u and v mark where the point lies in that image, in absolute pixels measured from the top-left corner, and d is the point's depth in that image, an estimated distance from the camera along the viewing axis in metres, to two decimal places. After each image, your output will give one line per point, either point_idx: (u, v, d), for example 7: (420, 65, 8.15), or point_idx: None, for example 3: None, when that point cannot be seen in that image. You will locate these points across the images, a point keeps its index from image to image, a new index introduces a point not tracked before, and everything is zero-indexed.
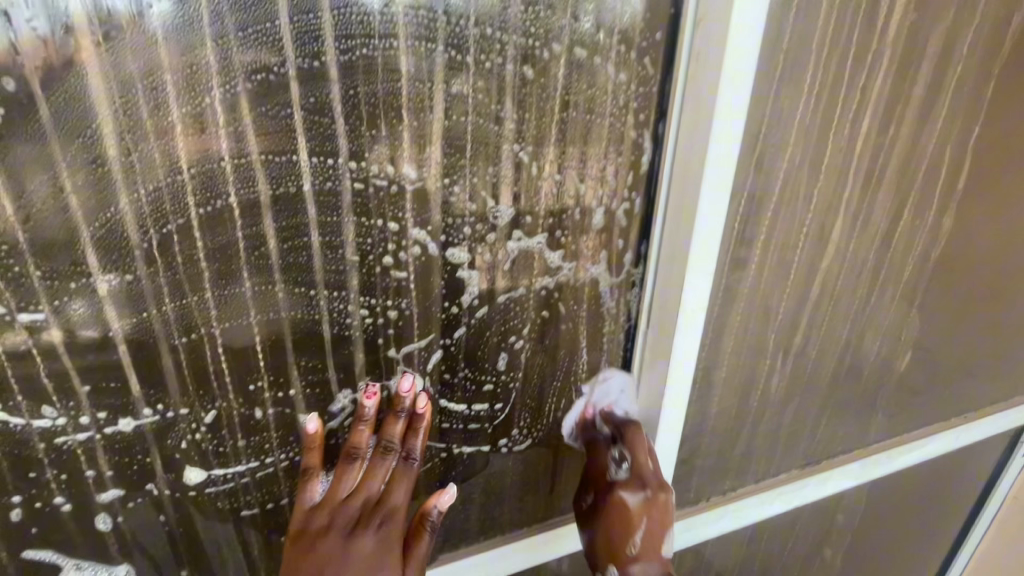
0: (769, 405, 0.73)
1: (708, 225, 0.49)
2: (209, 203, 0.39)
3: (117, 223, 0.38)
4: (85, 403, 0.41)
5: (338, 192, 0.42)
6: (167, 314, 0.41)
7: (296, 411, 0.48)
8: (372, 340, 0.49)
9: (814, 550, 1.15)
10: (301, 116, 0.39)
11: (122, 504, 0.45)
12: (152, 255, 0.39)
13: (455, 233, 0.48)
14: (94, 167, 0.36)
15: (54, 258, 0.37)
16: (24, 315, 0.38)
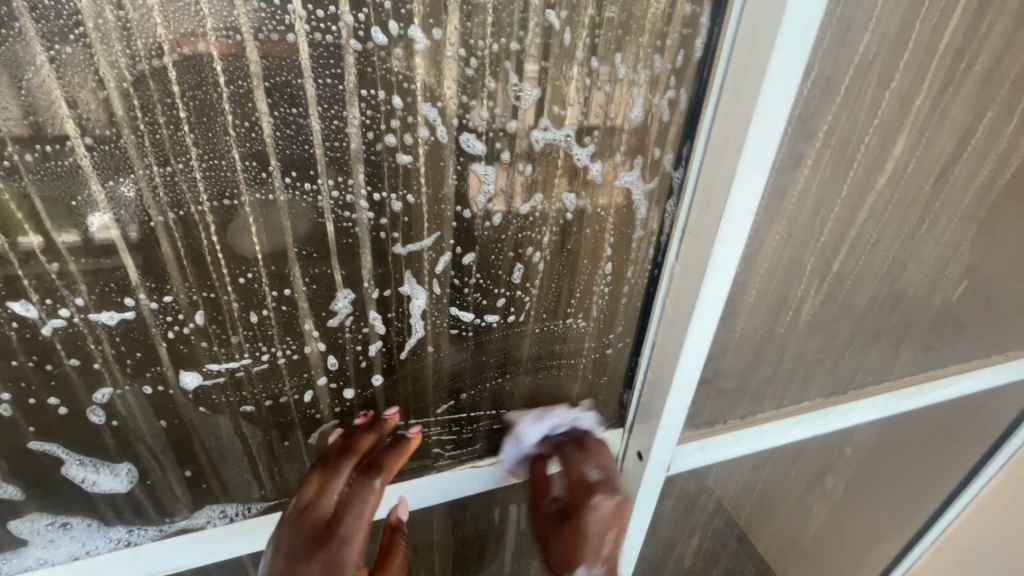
0: (798, 330, 0.69)
1: (773, 105, 0.40)
2: (188, 47, 0.32)
3: (74, 67, 0.31)
4: (60, 287, 0.36)
5: (340, 47, 0.35)
6: (138, 187, 0.35)
7: (293, 312, 0.44)
8: (371, 236, 0.43)
9: (817, 476, 1.16)
10: None
11: (113, 398, 0.42)
12: (120, 112, 0.33)
13: (466, 117, 0.40)
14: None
15: (1, 106, 0.31)
16: None
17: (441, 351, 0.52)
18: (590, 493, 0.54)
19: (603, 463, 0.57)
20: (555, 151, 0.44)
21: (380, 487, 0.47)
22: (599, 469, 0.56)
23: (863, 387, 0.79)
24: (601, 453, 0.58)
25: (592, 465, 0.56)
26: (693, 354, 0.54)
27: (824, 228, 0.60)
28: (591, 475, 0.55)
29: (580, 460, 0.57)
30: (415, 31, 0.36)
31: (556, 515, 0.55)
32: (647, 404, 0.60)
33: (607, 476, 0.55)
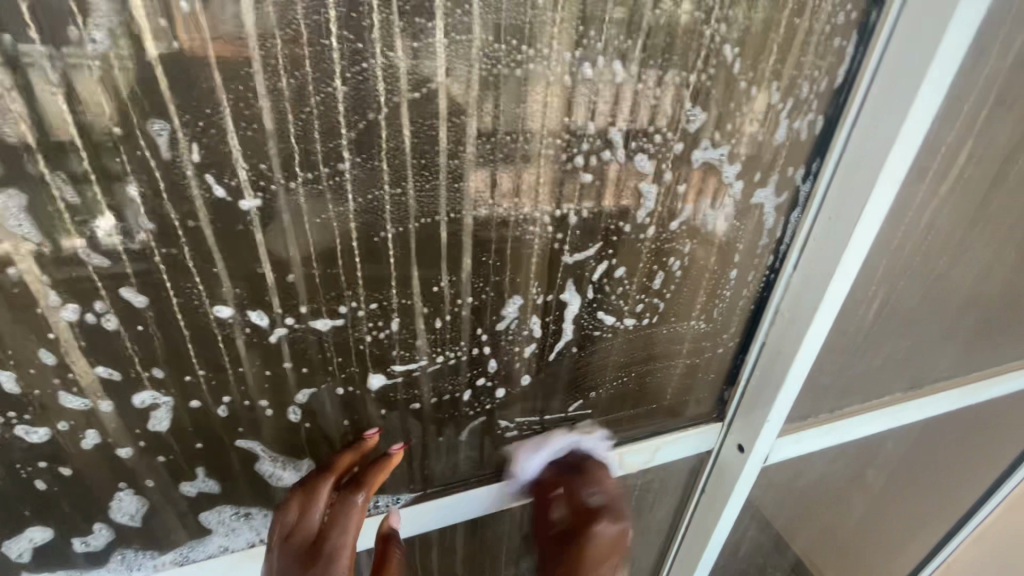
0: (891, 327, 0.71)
1: (917, 122, 0.44)
2: (423, 85, 0.35)
3: (334, 104, 0.34)
4: (287, 300, 0.40)
5: (550, 80, 0.38)
6: (371, 207, 0.38)
7: (465, 319, 0.47)
8: (546, 248, 0.46)
9: (866, 468, 1.20)
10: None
11: (312, 396, 0.45)
12: (361, 144, 0.36)
13: (642, 141, 0.43)
14: (312, 28, 0.31)
15: (275, 138, 0.34)
16: (244, 201, 0.35)
17: (582, 351, 0.55)
18: (592, 519, 0.51)
19: (607, 485, 0.54)
20: (710, 168, 0.47)
21: (364, 503, 0.45)
22: (601, 494, 0.53)
23: (942, 381, 0.81)
24: (603, 477, 0.55)
25: (597, 491, 0.53)
26: (807, 352, 0.58)
27: (941, 229, 0.60)
28: (590, 499, 0.53)
29: (582, 486, 0.54)
30: (616, 64, 0.39)
31: (561, 537, 0.52)
32: (753, 399, 0.65)
33: (611, 503, 0.52)
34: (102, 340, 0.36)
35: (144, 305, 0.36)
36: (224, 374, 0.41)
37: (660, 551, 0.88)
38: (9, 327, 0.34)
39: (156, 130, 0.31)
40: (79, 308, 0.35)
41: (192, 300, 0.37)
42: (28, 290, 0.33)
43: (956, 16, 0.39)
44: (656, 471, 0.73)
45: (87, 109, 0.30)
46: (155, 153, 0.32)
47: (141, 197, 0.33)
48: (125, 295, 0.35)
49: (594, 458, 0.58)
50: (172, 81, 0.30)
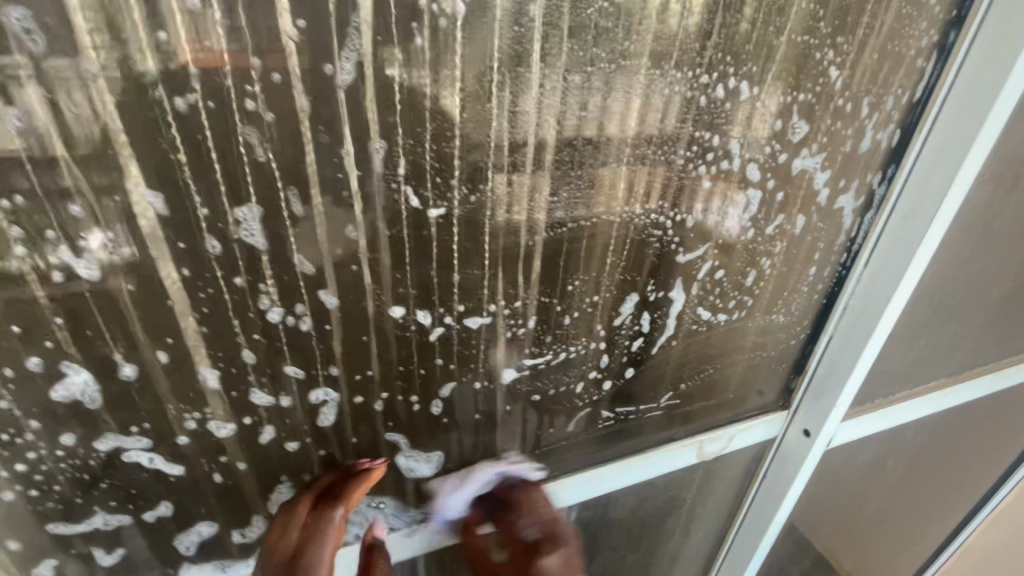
0: (956, 323, 0.75)
1: (991, 131, 0.49)
2: (591, 109, 0.41)
3: (521, 127, 0.40)
4: (453, 299, 0.45)
5: (688, 100, 0.44)
6: (535, 214, 0.44)
7: (585, 317, 0.53)
8: (661, 250, 0.52)
9: (896, 455, 1.26)
10: (676, 26, 0.40)
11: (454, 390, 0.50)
12: (535, 160, 0.42)
13: (753, 152, 0.49)
14: (507, 61, 0.37)
15: (470, 157, 0.40)
16: (435, 211, 0.40)
17: (678, 342, 0.60)
18: (533, 555, 0.51)
19: (534, 510, 0.53)
20: (806, 175, 0.52)
21: (341, 520, 0.45)
22: (535, 525, 0.52)
23: (981, 367, 0.87)
24: (537, 504, 0.54)
25: (529, 521, 0.53)
26: (877, 340, 0.63)
27: (991, 226, 0.65)
28: (528, 532, 0.52)
29: (517, 518, 0.53)
30: (744, 85, 0.45)
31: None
32: (819, 385, 0.70)
33: (546, 532, 0.52)
34: (297, 338, 0.41)
35: (335, 307, 0.41)
36: (387, 369, 0.46)
37: (718, 538, 0.92)
38: (224, 327, 0.38)
39: (378, 149, 0.37)
40: (281, 310, 0.39)
41: (375, 299, 0.42)
42: (245, 293, 0.37)
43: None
44: (724, 461, 0.78)
45: (326, 132, 0.35)
46: (369, 169, 0.37)
47: (353, 208, 0.38)
48: (322, 297, 0.40)
49: (525, 485, 0.56)
50: (393, 107, 0.36)
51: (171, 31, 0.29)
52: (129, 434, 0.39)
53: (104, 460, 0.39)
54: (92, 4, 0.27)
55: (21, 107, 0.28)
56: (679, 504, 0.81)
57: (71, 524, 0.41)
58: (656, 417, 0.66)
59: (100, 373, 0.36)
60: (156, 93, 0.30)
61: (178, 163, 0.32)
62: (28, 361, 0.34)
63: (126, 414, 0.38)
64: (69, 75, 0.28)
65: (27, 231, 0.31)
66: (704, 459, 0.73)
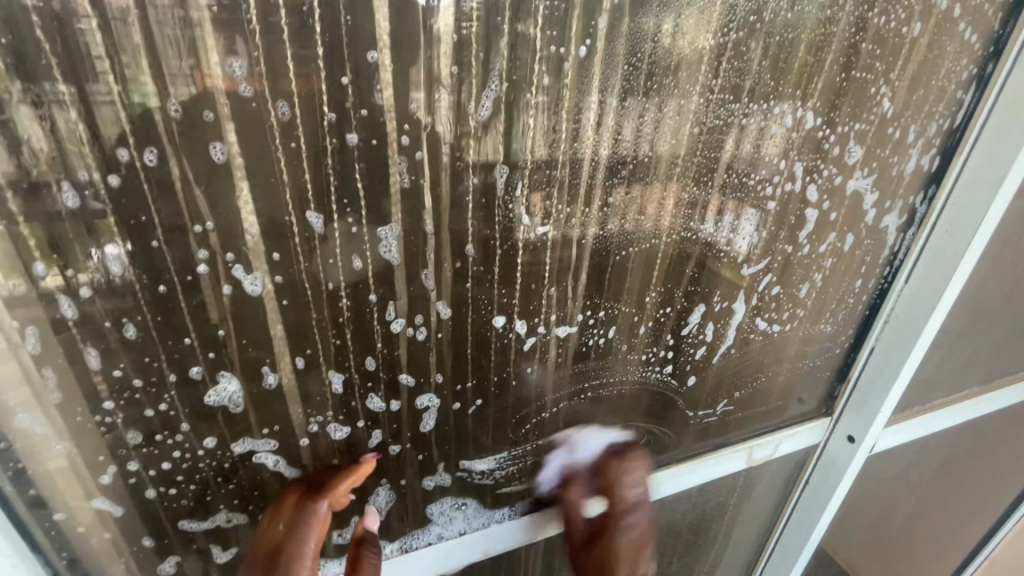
0: (991, 332, 0.78)
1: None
2: (672, 138, 0.47)
3: (613, 155, 0.46)
4: (543, 307, 0.51)
5: (755, 128, 0.49)
6: (619, 231, 0.50)
7: (655, 327, 0.57)
8: (727, 263, 0.56)
9: (924, 464, 1.28)
10: (748, 66, 0.46)
11: (537, 389, 0.55)
12: (623, 184, 0.48)
13: (813, 174, 0.53)
14: (604, 97, 0.43)
15: (568, 182, 0.46)
16: (537, 229, 0.46)
17: (735, 352, 0.64)
18: (629, 511, 0.56)
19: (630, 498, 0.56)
20: (858, 195, 0.57)
21: (326, 511, 0.45)
22: (637, 487, 0.57)
23: (1014, 376, 0.90)
24: (637, 460, 0.58)
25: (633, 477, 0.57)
26: (919, 349, 0.67)
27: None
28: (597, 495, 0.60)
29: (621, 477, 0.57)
30: (809, 114, 0.50)
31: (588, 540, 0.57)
32: (863, 393, 0.74)
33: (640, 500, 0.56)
34: (414, 347, 0.47)
35: (447, 317, 0.47)
36: (482, 372, 0.51)
37: (757, 544, 0.95)
38: (353, 334, 0.43)
39: (498, 174, 0.43)
40: (402, 322, 0.45)
41: (480, 311, 0.48)
42: (375, 307, 0.43)
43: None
44: (769, 467, 0.81)
45: (454, 161, 0.41)
46: (488, 191, 0.43)
47: (471, 226, 0.44)
48: (437, 307, 0.46)
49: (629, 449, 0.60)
50: (511, 138, 0.42)
51: (347, 78, 0.35)
52: (259, 437, 0.44)
53: (236, 461, 0.43)
54: (283, 64, 0.33)
55: (224, 144, 0.34)
56: (726, 511, 0.84)
57: (198, 522, 0.44)
58: (712, 424, 0.70)
59: (247, 379, 0.41)
60: (332, 130, 0.36)
61: (335, 188, 0.38)
62: (191, 371, 0.39)
63: (265, 416, 0.43)
64: (264, 115, 0.34)
65: (213, 250, 0.36)
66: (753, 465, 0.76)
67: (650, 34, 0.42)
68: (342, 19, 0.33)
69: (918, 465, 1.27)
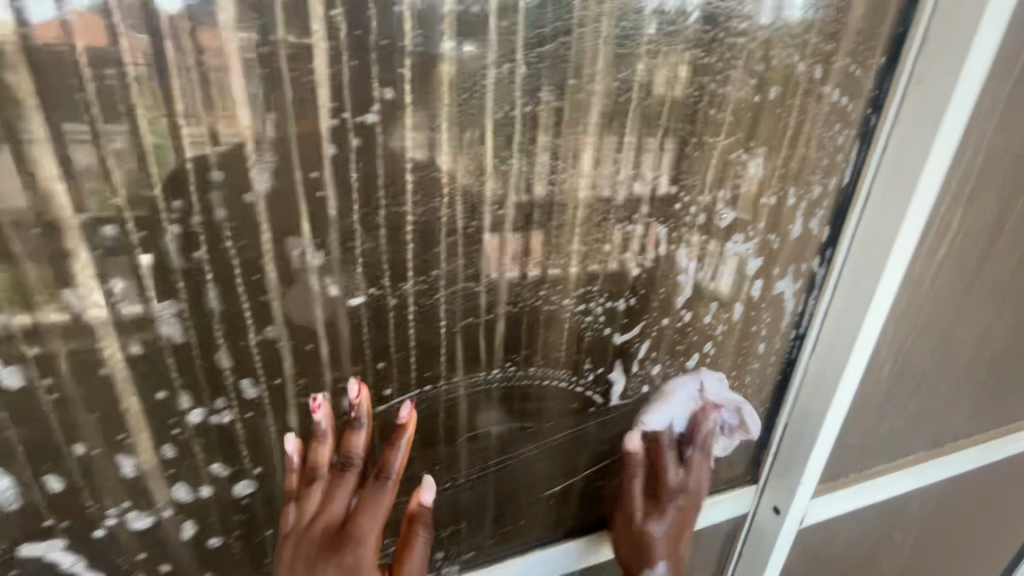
0: (926, 394, 0.73)
1: (920, 211, 0.51)
2: (504, 201, 0.43)
3: (435, 218, 0.42)
4: (380, 380, 0.46)
5: (603, 194, 0.46)
6: (459, 296, 0.45)
7: (516, 398, 0.53)
8: (597, 335, 0.53)
9: (907, 534, 1.17)
10: (584, 129, 0.43)
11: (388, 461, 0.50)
12: (454, 253, 0.43)
13: (678, 240, 0.51)
14: (415, 161, 0.39)
15: (384, 250, 0.41)
16: (352, 300, 0.42)
17: (626, 417, 0.59)
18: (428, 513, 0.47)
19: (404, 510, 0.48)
20: (737, 260, 0.54)
21: (392, 485, 0.43)
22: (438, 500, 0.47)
23: (969, 440, 0.82)
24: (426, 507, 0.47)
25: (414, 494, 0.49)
26: (835, 414, 0.62)
27: (945, 298, 0.64)
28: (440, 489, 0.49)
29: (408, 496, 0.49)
30: (663, 178, 0.47)
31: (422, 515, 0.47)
32: (785, 461, 0.68)
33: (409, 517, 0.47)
34: (217, 433, 0.42)
35: (257, 396, 0.42)
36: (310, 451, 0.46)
37: None
38: (136, 425, 0.39)
39: (294, 245, 0.38)
40: (203, 410, 0.40)
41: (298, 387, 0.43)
42: (166, 398, 0.39)
43: (944, 128, 0.47)
44: (694, 541, 0.74)
45: (237, 234, 0.37)
46: (287, 263, 0.39)
47: (274, 303, 0.40)
48: (243, 385, 0.41)
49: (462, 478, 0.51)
50: (308, 210, 0.38)
51: (90, 154, 0.32)
52: (36, 546, 0.39)
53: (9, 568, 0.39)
54: None
55: None
56: None
57: None
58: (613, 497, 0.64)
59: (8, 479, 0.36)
60: (74, 208, 0.32)
61: (88, 267, 0.34)
62: None
63: (36, 516, 0.38)
64: None
65: None
66: None
67: (457, 97, 0.39)
68: (68, 89, 0.30)
69: (903, 529, 1.15)
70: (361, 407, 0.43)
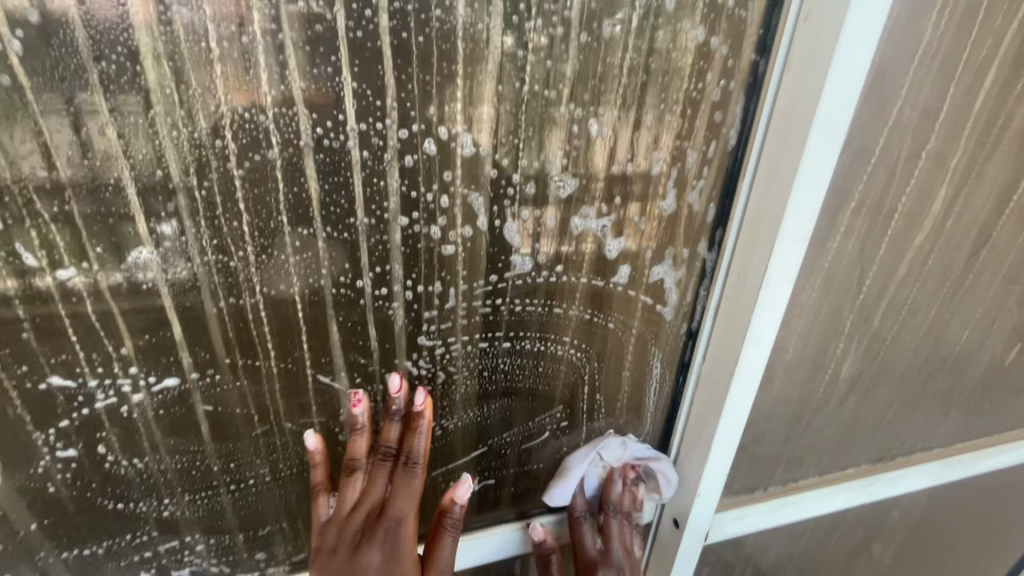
0: (850, 397, 0.65)
1: (812, 180, 0.41)
2: (249, 156, 0.36)
3: (156, 177, 0.34)
4: (131, 367, 0.40)
5: (388, 152, 0.38)
6: (213, 269, 0.38)
7: (335, 395, 0.47)
8: (412, 323, 0.45)
9: (877, 549, 1.06)
10: (344, 69, 0.35)
11: (167, 456, 0.44)
12: (193, 220, 0.36)
13: (503, 211, 0.43)
14: (108, 104, 0.32)
15: (94, 213, 0.34)
16: (64, 271, 0.35)
17: (474, 413, 0.52)
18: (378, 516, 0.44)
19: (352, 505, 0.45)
20: (590, 237, 0.46)
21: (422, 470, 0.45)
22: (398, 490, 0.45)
23: (915, 451, 0.73)
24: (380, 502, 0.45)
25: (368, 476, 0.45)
26: (733, 421, 0.53)
27: (861, 287, 0.56)
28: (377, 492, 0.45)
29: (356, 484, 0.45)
30: (467, 136, 0.39)
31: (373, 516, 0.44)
32: (683, 470, 0.59)
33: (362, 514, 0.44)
34: None
35: None
36: (55, 442, 0.40)
37: None
38: None
39: None
40: None
41: (19, 371, 0.37)
42: None
43: (834, 73, 0.37)
44: None
45: None
46: None
47: None
48: None
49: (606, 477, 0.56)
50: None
51: None
52: None
53: None
54: None
55: None
56: None
57: None
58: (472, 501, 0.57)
59: None
60: None
61: None
62: None
63: None
64: None
65: None
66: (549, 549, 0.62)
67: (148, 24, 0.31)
68: None
69: (881, 539, 1.05)
70: (401, 399, 0.45)
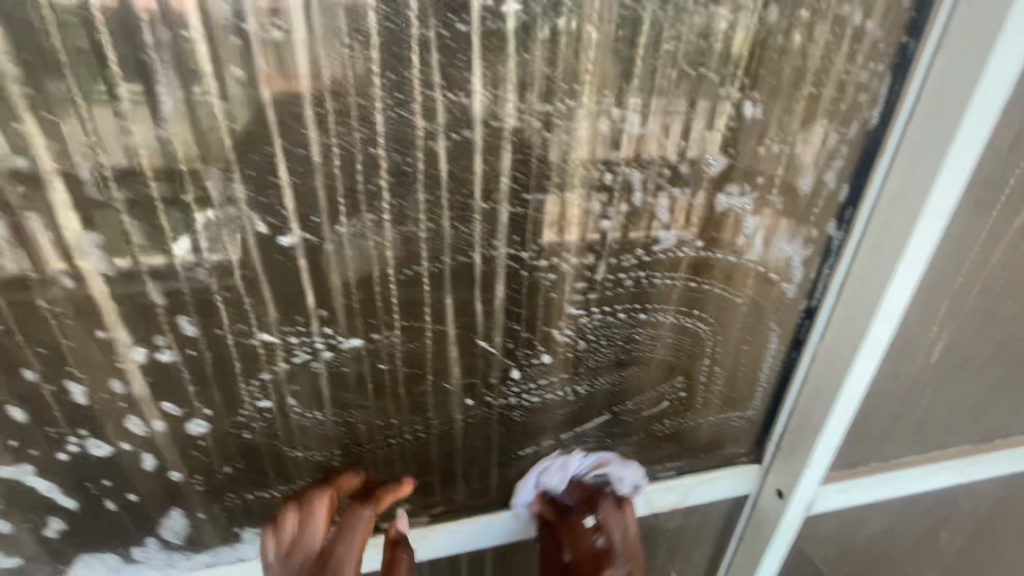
0: (960, 381, 0.65)
1: (960, 156, 0.43)
2: (447, 137, 0.39)
3: (367, 156, 0.38)
4: (323, 329, 0.44)
5: (564, 132, 0.41)
6: (403, 241, 0.42)
7: (487, 363, 0.50)
8: (562, 297, 0.48)
9: (956, 535, 1.06)
10: (538, 54, 0.37)
11: (342, 410, 0.49)
12: (392, 195, 0.40)
13: (659, 189, 0.45)
14: (336, 88, 0.35)
15: (313, 188, 0.38)
16: (284, 239, 0.39)
17: (605, 383, 0.55)
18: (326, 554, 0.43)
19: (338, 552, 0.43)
20: (733, 214, 0.48)
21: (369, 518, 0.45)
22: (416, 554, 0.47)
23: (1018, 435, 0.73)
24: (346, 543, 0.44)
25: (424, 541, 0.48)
26: (851, 394, 0.56)
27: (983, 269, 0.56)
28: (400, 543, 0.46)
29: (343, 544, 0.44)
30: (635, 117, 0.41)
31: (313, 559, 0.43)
32: (792, 442, 0.62)
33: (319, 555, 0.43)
34: (161, 371, 0.42)
35: (194, 336, 0.41)
36: (255, 393, 0.45)
37: None
38: (76, 357, 0.40)
39: (212, 178, 0.36)
40: (144, 349, 0.41)
41: (236, 330, 0.42)
42: (99, 332, 0.39)
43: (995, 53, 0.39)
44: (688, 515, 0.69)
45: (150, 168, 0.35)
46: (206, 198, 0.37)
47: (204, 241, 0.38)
48: (180, 324, 0.40)
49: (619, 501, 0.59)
50: (228, 143, 0.35)
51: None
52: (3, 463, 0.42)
53: None
54: None
55: None
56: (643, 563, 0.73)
57: None
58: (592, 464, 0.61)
59: None
60: None
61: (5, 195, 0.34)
62: None
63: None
64: None
65: None
66: (657, 511, 0.66)
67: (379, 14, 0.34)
68: None
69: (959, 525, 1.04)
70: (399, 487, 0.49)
